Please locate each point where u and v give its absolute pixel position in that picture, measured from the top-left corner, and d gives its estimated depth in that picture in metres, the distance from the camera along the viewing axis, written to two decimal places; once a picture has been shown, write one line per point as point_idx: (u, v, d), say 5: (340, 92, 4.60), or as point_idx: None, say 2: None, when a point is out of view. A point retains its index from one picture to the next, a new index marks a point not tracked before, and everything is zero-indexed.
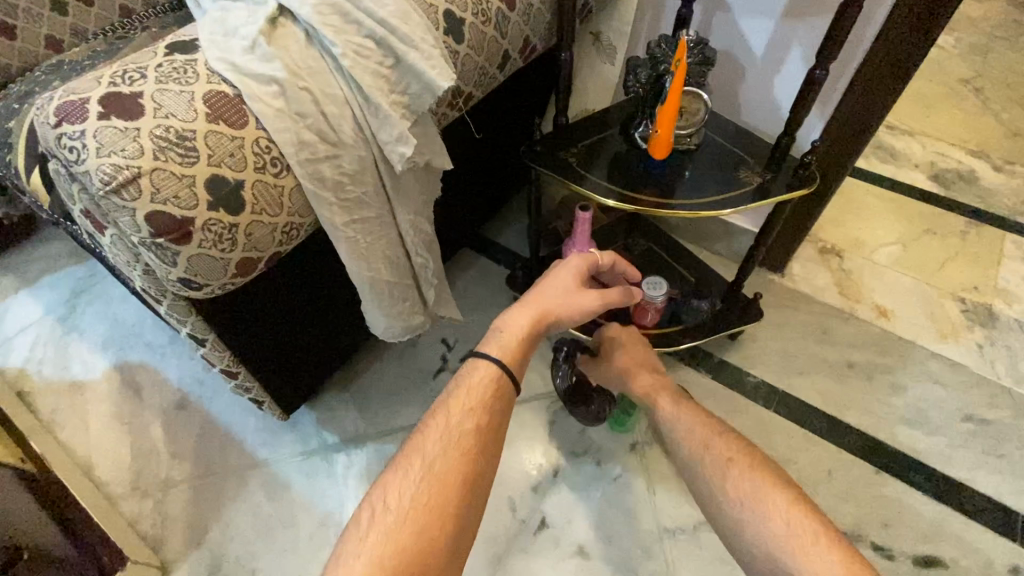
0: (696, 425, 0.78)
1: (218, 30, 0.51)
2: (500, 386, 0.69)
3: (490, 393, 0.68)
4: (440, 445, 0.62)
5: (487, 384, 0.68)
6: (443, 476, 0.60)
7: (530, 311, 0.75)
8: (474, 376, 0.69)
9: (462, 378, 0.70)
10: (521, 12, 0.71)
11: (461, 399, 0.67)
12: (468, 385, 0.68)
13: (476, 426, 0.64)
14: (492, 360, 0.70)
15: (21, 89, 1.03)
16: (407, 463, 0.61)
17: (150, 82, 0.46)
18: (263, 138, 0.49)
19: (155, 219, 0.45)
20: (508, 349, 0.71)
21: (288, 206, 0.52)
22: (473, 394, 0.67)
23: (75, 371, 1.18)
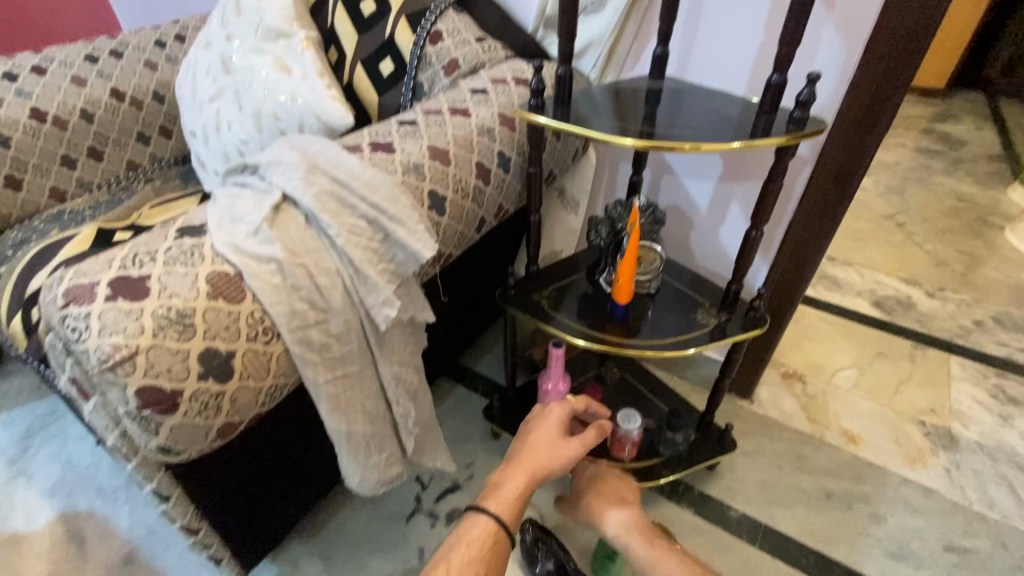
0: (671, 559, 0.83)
1: (226, 215, 0.57)
2: (497, 540, 0.72)
3: (490, 554, 0.70)
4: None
5: (487, 540, 0.71)
6: None
7: (522, 470, 0.78)
8: (472, 531, 0.72)
9: (462, 532, 0.73)
10: (495, 185, 0.81)
11: (462, 552, 0.70)
12: (467, 540, 0.71)
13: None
14: (489, 520, 0.73)
15: (19, 237, 1.08)
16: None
17: (158, 265, 0.51)
18: (258, 310, 0.53)
19: (146, 393, 0.47)
20: (504, 508, 0.74)
21: (274, 370, 0.55)
22: (472, 548, 0.71)
23: (15, 523, 1.08)
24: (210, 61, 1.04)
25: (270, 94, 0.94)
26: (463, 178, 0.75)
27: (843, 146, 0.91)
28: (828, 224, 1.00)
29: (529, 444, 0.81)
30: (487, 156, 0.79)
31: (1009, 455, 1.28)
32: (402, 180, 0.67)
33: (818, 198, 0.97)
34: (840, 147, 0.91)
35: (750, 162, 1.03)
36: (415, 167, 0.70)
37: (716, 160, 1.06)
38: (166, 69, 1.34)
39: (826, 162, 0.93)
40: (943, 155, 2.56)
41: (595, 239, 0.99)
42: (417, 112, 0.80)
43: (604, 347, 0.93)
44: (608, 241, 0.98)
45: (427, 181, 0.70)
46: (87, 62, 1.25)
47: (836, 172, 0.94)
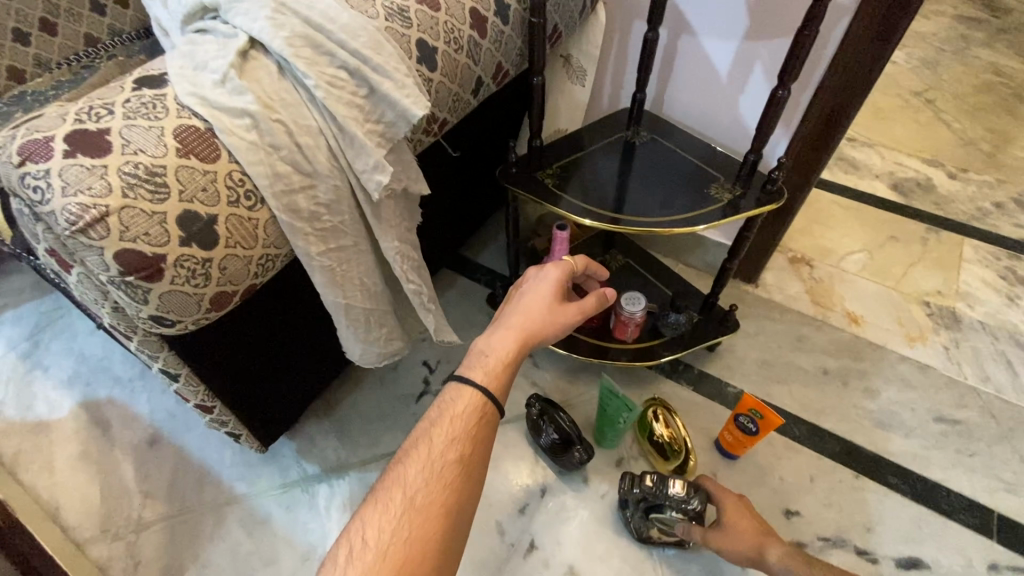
0: None
1: (188, 64, 0.51)
2: (485, 412, 0.67)
3: (472, 425, 0.66)
4: (422, 478, 0.61)
5: (468, 410, 0.66)
6: (424, 510, 0.59)
7: (514, 336, 0.73)
8: (456, 402, 0.67)
9: (452, 394, 0.68)
10: (493, 38, 0.72)
11: (445, 428, 0.65)
12: (452, 413, 0.66)
13: (459, 456, 0.63)
14: (476, 391, 0.67)
15: None
16: (388, 499, 0.60)
17: (118, 118, 0.46)
18: (237, 171, 0.49)
19: (124, 256, 0.44)
20: (490, 371, 0.69)
21: (262, 238, 0.52)
22: (457, 422, 0.66)
23: (40, 411, 1.16)
24: None
25: None
26: (455, 28, 0.66)
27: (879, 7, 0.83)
28: (853, 98, 0.94)
29: (522, 308, 0.75)
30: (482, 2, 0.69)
31: (1010, 332, 1.29)
32: (385, 26, 0.59)
33: (846, 69, 0.91)
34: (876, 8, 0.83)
35: (780, 13, 0.91)
36: (400, 11, 0.61)
37: (743, 12, 0.93)
38: None
39: (860, 25, 0.86)
40: (986, 24, 2.31)
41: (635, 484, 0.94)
42: None
43: (612, 227, 0.89)
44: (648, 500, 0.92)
45: (414, 28, 0.61)
46: None
47: (870, 40, 0.87)
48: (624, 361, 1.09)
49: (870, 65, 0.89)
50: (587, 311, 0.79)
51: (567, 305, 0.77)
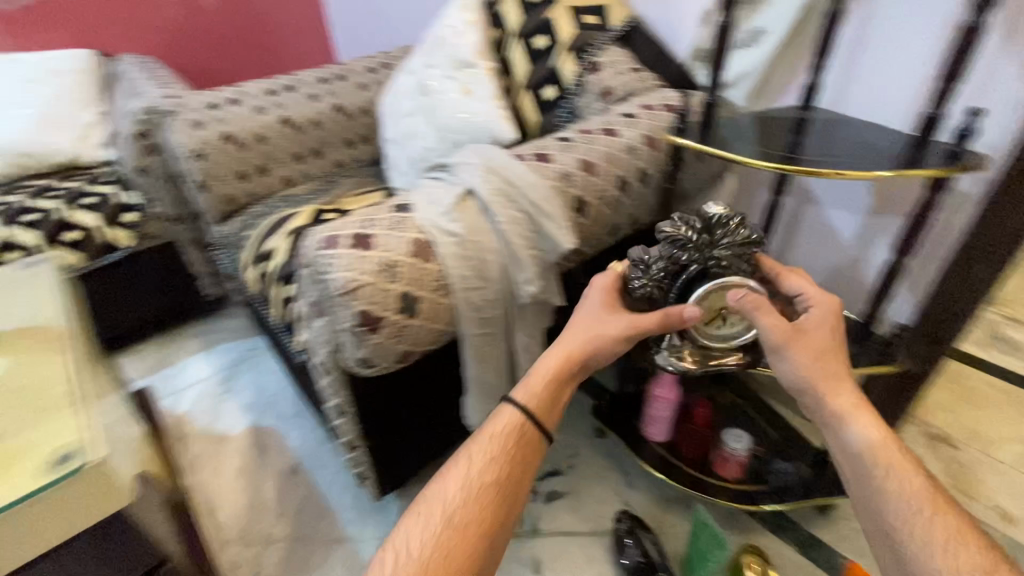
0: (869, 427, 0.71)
1: (426, 198, 0.77)
2: (523, 431, 0.74)
3: (512, 444, 0.73)
4: (460, 494, 0.68)
5: (509, 429, 0.74)
6: (459, 530, 0.65)
7: (558, 358, 0.79)
8: (499, 421, 0.75)
9: (490, 421, 0.76)
10: (633, 197, 0.93)
11: (484, 447, 0.73)
12: (491, 433, 0.74)
13: (495, 478, 0.70)
14: (514, 410, 0.75)
15: (261, 210, 1.45)
16: (425, 512, 0.67)
17: (380, 228, 0.71)
18: (440, 272, 0.71)
19: (363, 315, 0.67)
20: (532, 401, 0.76)
21: (442, 318, 0.73)
22: (496, 440, 0.73)
23: (223, 426, 1.48)
24: (410, 84, 1.29)
25: (455, 113, 1.16)
26: (605, 188, 0.88)
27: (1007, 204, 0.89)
28: (987, 278, 0.96)
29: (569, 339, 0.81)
30: (629, 172, 0.92)
31: None
32: (556, 185, 0.81)
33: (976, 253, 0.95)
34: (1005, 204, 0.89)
35: (896, 197, 1.01)
36: (567, 175, 0.83)
37: (862, 194, 1.05)
38: (375, 89, 1.64)
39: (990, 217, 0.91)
40: None
41: (672, 233, 0.83)
42: (573, 130, 0.95)
43: None
44: (696, 258, 0.83)
45: (576, 187, 0.84)
46: (322, 84, 1.59)
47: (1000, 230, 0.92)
48: (722, 499, 1.09)
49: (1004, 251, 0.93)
50: (645, 322, 0.81)
51: (614, 316, 0.82)
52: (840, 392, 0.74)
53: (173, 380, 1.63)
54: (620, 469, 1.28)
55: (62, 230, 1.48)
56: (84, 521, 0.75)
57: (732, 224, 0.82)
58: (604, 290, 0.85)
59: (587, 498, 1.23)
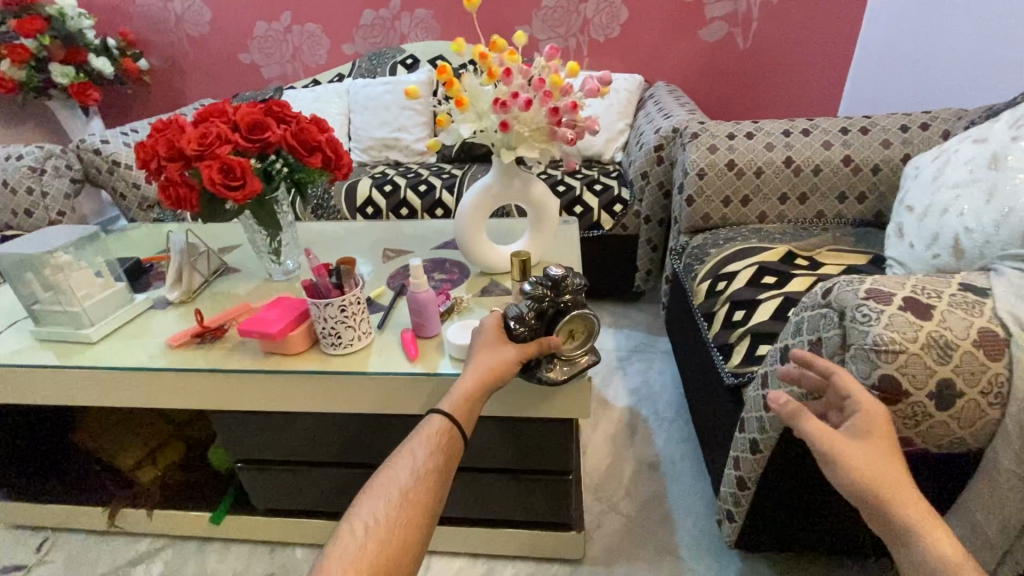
0: None
1: (1011, 289, 0.66)
2: (451, 432, 0.77)
3: (445, 443, 0.75)
4: (410, 483, 0.69)
5: (436, 431, 0.76)
6: (409, 514, 0.66)
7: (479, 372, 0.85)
8: (426, 426, 0.77)
9: (417, 428, 0.77)
10: None
11: (425, 442, 0.74)
12: (425, 434, 0.75)
13: (437, 466, 0.72)
14: (442, 419, 0.78)
15: (730, 235, 1.54)
16: (385, 492, 0.68)
17: (943, 302, 0.64)
18: (1003, 375, 0.61)
19: (887, 380, 0.62)
20: (457, 409, 0.79)
21: (978, 428, 0.64)
22: (436, 441, 0.75)
23: (609, 394, 1.73)
24: (976, 155, 1.12)
25: None
26: None
27: None
28: None
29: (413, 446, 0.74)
30: None
31: None
32: None
33: None
34: None
35: None
36: None
37: None
38: (898, 148, 1.49)
39: None
40: None
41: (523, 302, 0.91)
42: None
43: None
44: (551, 303, 0.91)
45: None
46: (839, 133, 1.54)
47: None
48: None
49: None
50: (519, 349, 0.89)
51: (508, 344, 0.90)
52: (891, 465, 0.59)
53: None
54: None
55: (575, 203, 1.98)
56: (548, 409, 0.99)
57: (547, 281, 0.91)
58: (480, 329, 0.93)
59: None
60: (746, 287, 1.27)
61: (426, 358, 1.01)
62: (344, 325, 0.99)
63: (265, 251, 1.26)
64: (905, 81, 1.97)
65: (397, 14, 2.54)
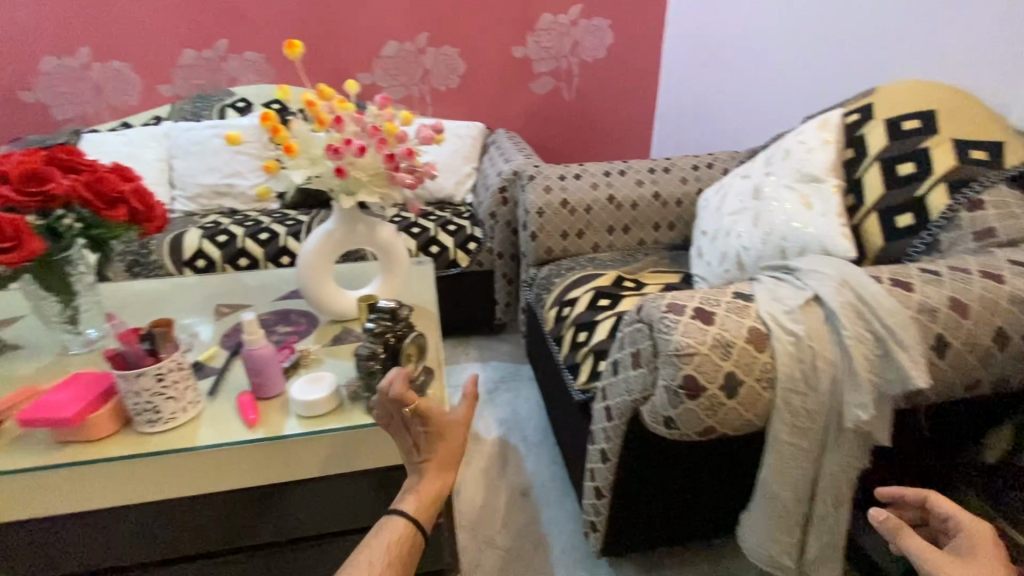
0: None
1: (769, 292, 0.81)
2: (410, 532, 0.72)
3: (408, 547, 0.71)
4: None
5: (396, 533, 0.71)
6: None
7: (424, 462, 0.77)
8: (387, 527, 0.72)
9: (376, 533, 0.72)
10: (1011, 356, 0.80)
11: (386, 544, 0.70)
12: (387, 538, 0.71)
13: (400, 562, 0.69)
14: (401, 519, 0.72)
15: (570, 265, 1.70)
16: None
17: (722, 308, 0.78)
18: (769, 364, 0.74)
19: (687, 379, 0.73)
20: (416, 509, 0.74)
21: (759, 410, 0.76)
22: (397, 541, 0.71)
23: (480, 428, 1.75)
24: (744, 188, 1.39)
25: (787, 221, 1.19)
26: (976, 338, 0.78)
27: None
28: None
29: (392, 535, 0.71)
30: (1013, 325, 0.79)
31: None
32: (915, 317, 0.76)
33: None
34: None
35: None
36: (931, 310, 0.77)
37: None
38: (694, 183, 1.79)
39: None
40: None
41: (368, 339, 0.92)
42: (941, 265, 0.87)
43: None
44: (393, 335, 0.92)
45: (938, 325, 0.77)
46: (649, 172, 1.80)
47: None
48: None
49: None
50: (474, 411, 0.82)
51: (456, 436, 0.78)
52: None
53: (453, 376, 2.00)
54: None
55: (430, 244, 2.01)
56: (407, 457, 0.96)
57: (387, 314, 0.93)
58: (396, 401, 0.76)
59: None
60: (586, 311, 1.40)
61: (268, 422, 0.92)
62: (164, 398, 0.87)
63: (55, 322, 1.06)
64: (695, 129, 2.39)
65: (223, 55, 2.38)
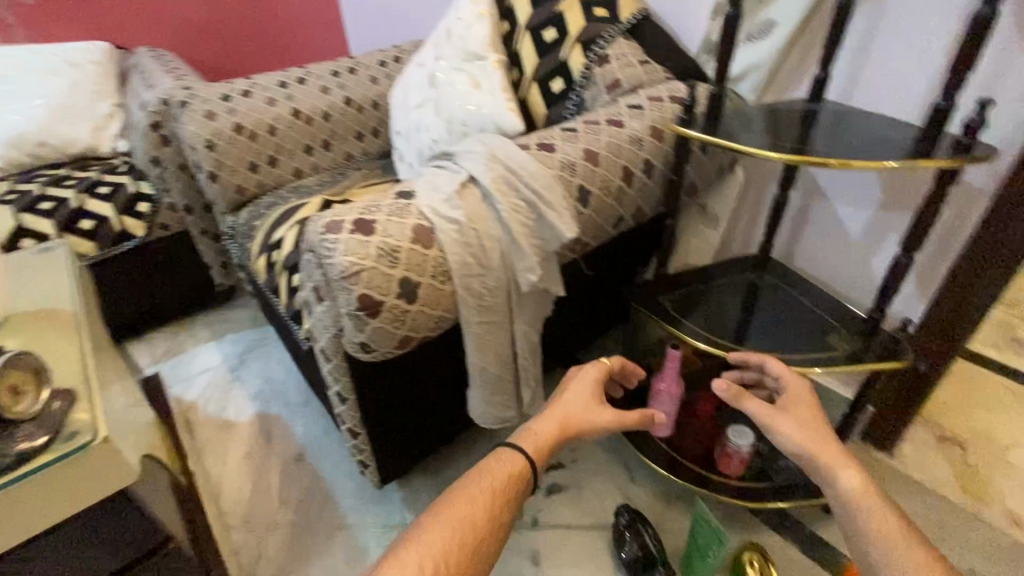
0: (897, 538, 0.65)
1: (429, 185, 0.77)
2: (521, 474, 0.78)
3: (508, 484, 0.76)
4: (464, 517, 0.71)
5: (506, 467, 0.77)
6: (473, 534, 0.70)
7: (555, 423, 0.84)
8: (500, 459, 0.79)
9: (486, 466, 0.78)
10: (638, 188, 0.94)
11: (488, 476, 0.76)
12: (493, 467, 0.78)
13: (500, 496, 0.75)
14: (518, 453, 0.79)
15: (270, 201, 1.47)
16: (444, 522, 0.70)
17: (382, 213, 0.71)
18: (440, 257, 0.72)
19: (361, 300, 0.67)
20: (532, 448, 0.80)
21: (447, 303, 0.74)
22: (491, 471, 0.77)
23: (230, 413, 1.51)
24: (420, 77, 1.30)
25: (461, 105, 1.17)
26: (609, 179, 0.88)
27: (1011, 211, 0.89)
28: (1001, 277, 0.95)
29: (515, 450, 0.80)
30: (633, 162, 0.91)
31: None
32: (557, 175, 0.81)
33: (983, 257, 0.95)
34: (1009, 210, 0.90)
35: (905, 193, 1.01)
36: (570, 166, 0.84)
37: (875, 189, 1.03)
38: (384, 82, 1.65)
39: (995, 216, 0.91)
40: None
41: None
42: (579, 122, 0.94)
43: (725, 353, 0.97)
44: None
45: (578, 178, 0.84)
46: (331, 77, 1.60)
47: (1011, 227, 0.90)
48: (724, 497, 1.09)
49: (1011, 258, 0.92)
50: (626, 423, 0.87)
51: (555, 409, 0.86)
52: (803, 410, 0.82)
53: (183, 367, 1.67)
54: (623, 465, 1.27)
55: (77, 218, 1.51)
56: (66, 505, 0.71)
57: None
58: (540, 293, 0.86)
59: (588, 492, 1.23)
60: (293, 249, 1.22)
61: None
62: None
63: None
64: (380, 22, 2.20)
65: None
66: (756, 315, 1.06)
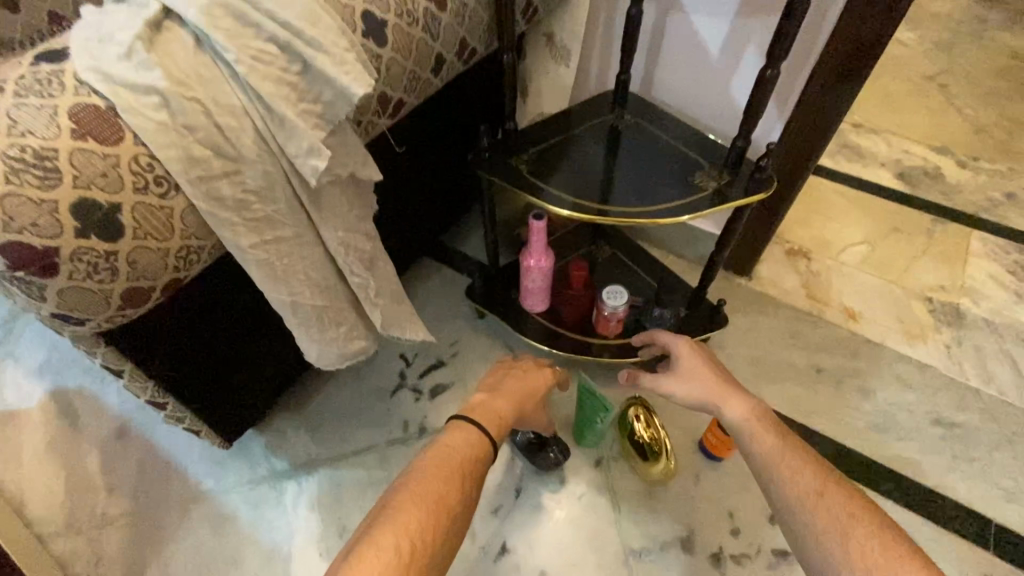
0: (787, 451, 0.68)
1: (93, 37, 0.57)
2: (477, 457, 0.74)
3: (467, 467, 0.71)
4: (423, 506, 0.63)
5: (466, 444, 0.74)
6: (435, 523, 0.63)
7: (510, 404, 0.82)
8: (457, 440, 0.74)
9: (443, 448, 0.73)
10: (452, 13, 0.77)
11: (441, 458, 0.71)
12: (449, 448, 0.73)
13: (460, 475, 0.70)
14: (474, 430, 0.76)
15: None
16: (397, 514, 0.62)
17: (11, 97, 0.54)
18: (144, 154, 0.56)
19: (14, 249, 0.52)
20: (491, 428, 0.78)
21: (175, 228, 0.61)
22: (453, 451, 0.73)
23: (8, 399, 1.12)
24: None
25: None
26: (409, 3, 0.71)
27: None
28: (853, 80, 0.89)
29: (482, 431, 0.76)
30: None
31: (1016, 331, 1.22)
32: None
33: (839, 57, 0.87)
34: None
35: None
36: None
37: None
38: None
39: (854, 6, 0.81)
40: None
41: None
42: None
43: (594, 218, 0.84)
44: None
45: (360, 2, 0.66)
46: None
47: (868, 16, 0.82)
48: (607, 359, 1.05)
49: (865, 56, 0.86)
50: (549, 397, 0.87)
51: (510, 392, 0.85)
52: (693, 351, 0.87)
53: None
54: (505, 346, 1.18)
55: None
56: None
57: None
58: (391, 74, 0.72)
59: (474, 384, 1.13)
60: None
61: None
62: None
63: None
64: None
65: None
66: (620, 162, 0.93)
